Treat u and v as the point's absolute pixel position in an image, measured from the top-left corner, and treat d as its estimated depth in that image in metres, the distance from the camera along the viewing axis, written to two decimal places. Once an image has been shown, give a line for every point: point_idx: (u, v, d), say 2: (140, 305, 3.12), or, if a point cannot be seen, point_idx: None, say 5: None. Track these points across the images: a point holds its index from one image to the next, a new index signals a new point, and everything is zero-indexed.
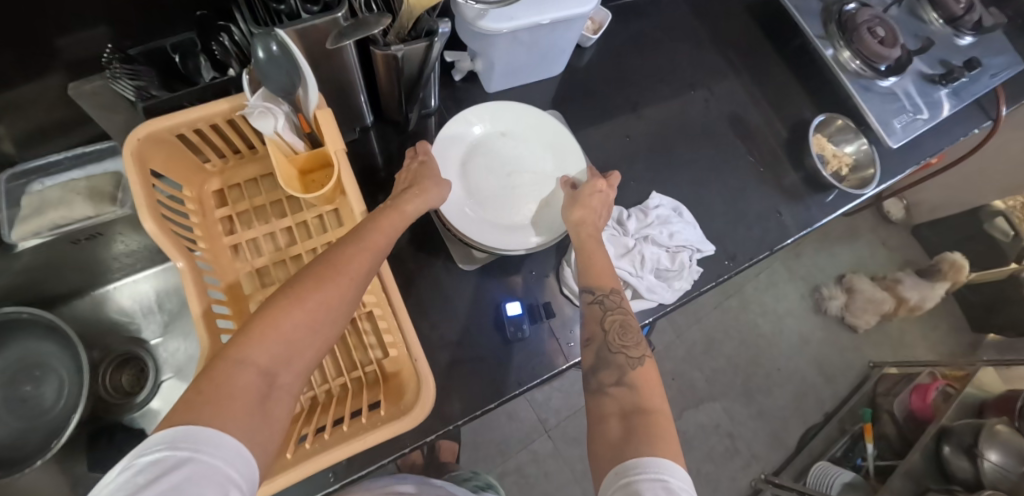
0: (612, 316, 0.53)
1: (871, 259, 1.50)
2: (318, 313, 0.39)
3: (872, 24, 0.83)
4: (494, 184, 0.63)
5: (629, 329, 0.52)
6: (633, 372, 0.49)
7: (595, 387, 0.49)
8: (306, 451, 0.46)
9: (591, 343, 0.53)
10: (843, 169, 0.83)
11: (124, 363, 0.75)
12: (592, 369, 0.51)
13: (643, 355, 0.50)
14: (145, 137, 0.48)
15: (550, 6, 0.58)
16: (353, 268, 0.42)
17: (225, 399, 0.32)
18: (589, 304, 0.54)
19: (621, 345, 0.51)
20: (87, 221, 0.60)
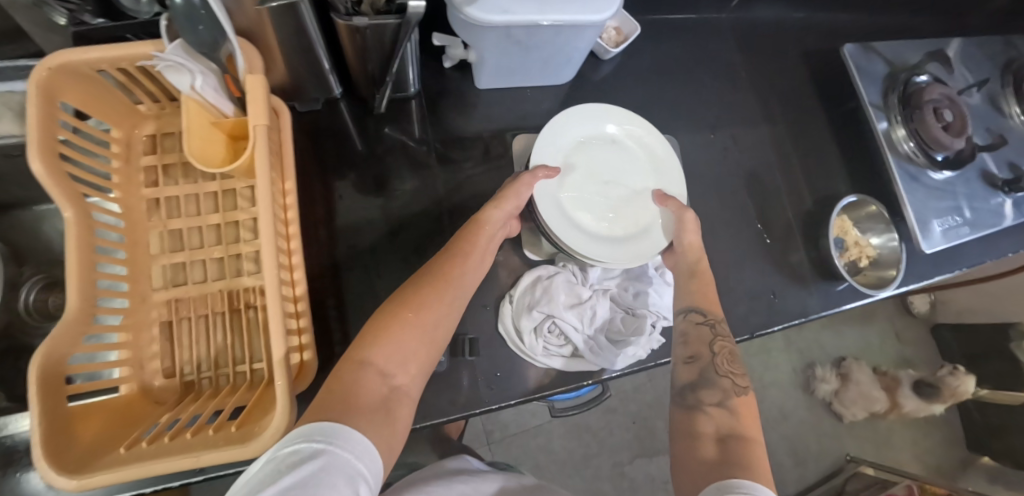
0: (721, 342, 0.51)
1: (880, 348, 1.38)
2: (420, 323, 0.43)
3: (940, 104, 0.72)
4: (589, 189, 0.59)
5: (737, 358, 0.50)
6: (736, 398, 0.47)
7: (691, 403, 0.47)
8: (140, 450, 0.41)
9: (695, 360, 0.50)
10: (862, 260, 0.72)
11: (51, 285, 0.71)
12: (691, 386, 0.48)
13: (748, 386, 0.48)
14: (58, 68, 0.43)
15: (555, 6, 0.50)
16: (448, 283, 0.47)
17: (351, 397, 0.36)
18: (698, 325, 0.53)
19: (729, 371, 0.49)
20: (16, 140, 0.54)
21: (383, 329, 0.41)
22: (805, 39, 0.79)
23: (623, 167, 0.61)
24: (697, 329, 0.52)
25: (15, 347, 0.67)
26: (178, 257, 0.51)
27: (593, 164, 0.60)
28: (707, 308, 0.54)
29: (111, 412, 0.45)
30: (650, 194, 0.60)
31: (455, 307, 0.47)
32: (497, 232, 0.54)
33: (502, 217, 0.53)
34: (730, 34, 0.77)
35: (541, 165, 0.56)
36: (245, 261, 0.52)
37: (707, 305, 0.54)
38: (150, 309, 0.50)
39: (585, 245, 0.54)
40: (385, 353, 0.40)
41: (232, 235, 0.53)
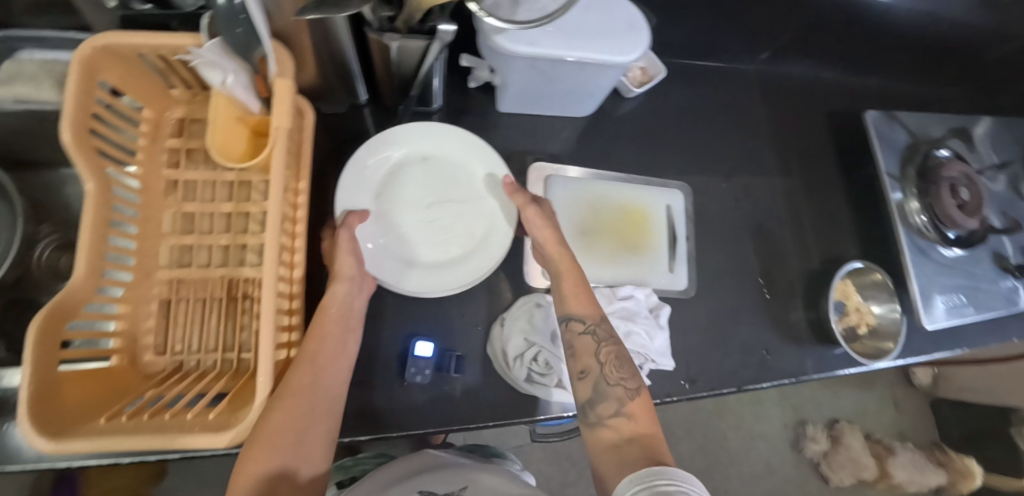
0: (606, 349, 0.51)
1: (876, 415, 1.35)
2: (287, 437, 0.42)
3: (958, 182, 0.71)
4: (422, 218, 0.57)
5: (624, 359, 0.50)
6: (631, 403, 0.47)
7: (592, 420, 0.47)
8: (119, 423, 0.42)
9: (586, 375, 0.49)
10: (861, 327, 0.72)
11: (67, 247, 0.74)
12: (588, 403, 0.48)
13: (640, 386, 0.49)
14: (101, 48, 0.45)
15: (581, 43, 0.52)
16: (309, 384, 0.45)
17: None
18: (580, 335, 0.52)
19: (619, 377, 0.49)
20: (54, 107, 0.57)
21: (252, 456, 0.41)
22: (829, 100, 0.80)
23: (442, 181, 0.58)
24: (580, 340, 0.52)
25: (25, 300, 0.69)
26: (187, 239, 0.53)
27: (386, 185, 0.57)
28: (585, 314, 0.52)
29: (100, 380, 0.46)
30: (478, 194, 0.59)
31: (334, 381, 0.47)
32: (349, 305, 0.51)
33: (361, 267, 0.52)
34: (754, 86, 0.77)
35: (348, 217, 0.52)
36: (249, 252, 0.53)
37: (581, 309, 0.53)
38: (153, 285, 0.52)
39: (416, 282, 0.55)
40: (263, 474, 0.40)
41: (242, 224, 0.54)
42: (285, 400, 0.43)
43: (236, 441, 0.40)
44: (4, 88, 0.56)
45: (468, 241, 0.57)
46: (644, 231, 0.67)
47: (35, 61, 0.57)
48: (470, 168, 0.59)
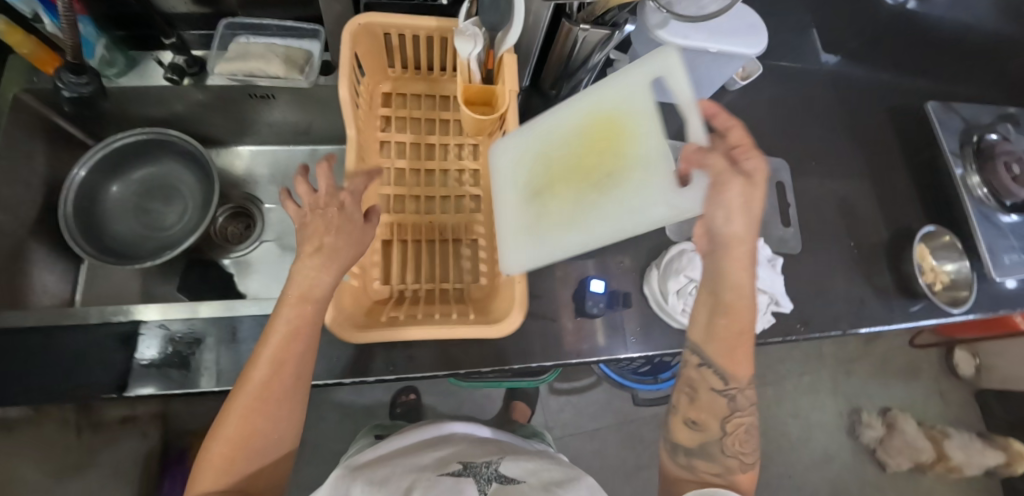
0: (738, 419, 0.57)
1: (925, 406, 1.42)
2: (266, 425, 0.48)
3: (1010, 159, 0.84)
4: None
5: (750, 436, 0.57)
6: (742, 475, 0.56)
7: (683, 463, 0.58)
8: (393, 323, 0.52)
9: (699, 424, 0.57)
10: (937, 284, 0.82)
11: (236, 215, 0.84)
12: (689, 449, 0.58)
13: (755, 462, 0.57)
14: (363, 26, 0.56)
15: (721, 39, 0.65)
16: (265, 385, 0.47)
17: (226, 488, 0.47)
18: (699, 368, 0.57)
19: (737, 452, 0.57)
20: (275, 80, 0.66)
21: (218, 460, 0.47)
22: (892, 95, 0.92)
23: None
24: (710, 396, 0.57)
25: (204, 262, 0.79)
26: (399, 190, 0.63)
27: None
28: (727, 375, 0.56)
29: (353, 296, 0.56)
30: None
31: (298, 368, 0.49)
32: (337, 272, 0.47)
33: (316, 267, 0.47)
34: (829, 83, 0.90)
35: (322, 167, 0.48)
36: (452, 202, 0.64)
37: (728, 370, 0.56)
38: (375, 227, 0.61)
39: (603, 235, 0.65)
40: (252, 456, 0.48)
41: (442, 180, 0.65)
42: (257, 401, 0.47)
43: (508, 331, 0.51)
44: (239, 63, 0.65)
45: None
46: None
47: (263, 44, 0.66)
48: None
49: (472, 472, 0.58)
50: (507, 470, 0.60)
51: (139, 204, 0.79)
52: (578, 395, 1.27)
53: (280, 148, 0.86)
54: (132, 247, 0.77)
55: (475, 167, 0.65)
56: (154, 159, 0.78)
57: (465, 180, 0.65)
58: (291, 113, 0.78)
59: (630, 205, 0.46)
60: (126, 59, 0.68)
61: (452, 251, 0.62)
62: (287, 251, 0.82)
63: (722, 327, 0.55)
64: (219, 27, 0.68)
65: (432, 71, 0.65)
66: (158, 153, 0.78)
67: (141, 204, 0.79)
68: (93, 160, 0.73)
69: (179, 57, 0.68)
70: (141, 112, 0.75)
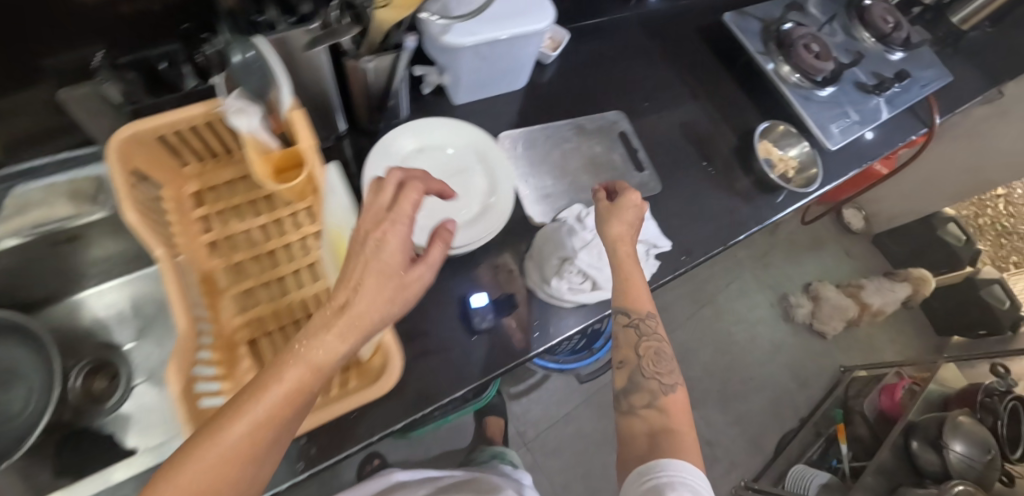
0: (647, 343, 0.60)
1: (836, 268, 1.56)
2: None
3: (807, 40, 0.91)
4: (432, 193, 0.62)
5: (662, 356, 0.60)
6: (664, 397, 0.57)
7: (626, 408, 0.58)
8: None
9: (625, 364, 0.60)
10: (789, 171, 0.89)
11: (97, 370, 0.75)
12: (625, 391, 0.59)
13: (675, 381, 0.58)
14: (129, 138, 0.50)
15: (509, 22, 0.65)
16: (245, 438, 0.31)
17: None
18: (624, 327, 0.60)
19: (654, 371, 0.59)
20: (68, 221, 0.63)
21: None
22: (695, 17, 0.98)
23: (441, 159, 0.64)
24: (625, 333, 0.60)
25: (78, 430, 0.71)
26: (245, 284, 0.59)
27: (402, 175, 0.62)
28: (629, 311, 0.59)
29: None
30: (474, 163, 0.64)
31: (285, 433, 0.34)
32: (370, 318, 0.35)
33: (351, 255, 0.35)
34: (637, 25, 0.94)
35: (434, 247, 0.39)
36: (305, 274, 0.60)
37: (627, 306, 0.60)
38: (233, 333, 0.56)
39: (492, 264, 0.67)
40: None
41: (287, 256, 0.61)
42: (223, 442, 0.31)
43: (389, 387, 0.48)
44: (19, 219, 0.61)
45: (480, 200, 0.63)
46: (602, 155, 0.80)
47: (38, 187, 0.62)
48: (459, 145, 0.65)
49: None
50: None
51: None
52: (537, 389, 1.27)
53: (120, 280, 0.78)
54: None
55: (315, 229, 0.61)
56: None
57: (310, 245, 0.61)
58: (110, 241, 0.70)
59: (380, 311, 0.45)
60: None
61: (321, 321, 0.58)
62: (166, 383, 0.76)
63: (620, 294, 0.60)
64: None
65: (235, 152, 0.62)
66: None
67: None
68: None
69: None
70: None
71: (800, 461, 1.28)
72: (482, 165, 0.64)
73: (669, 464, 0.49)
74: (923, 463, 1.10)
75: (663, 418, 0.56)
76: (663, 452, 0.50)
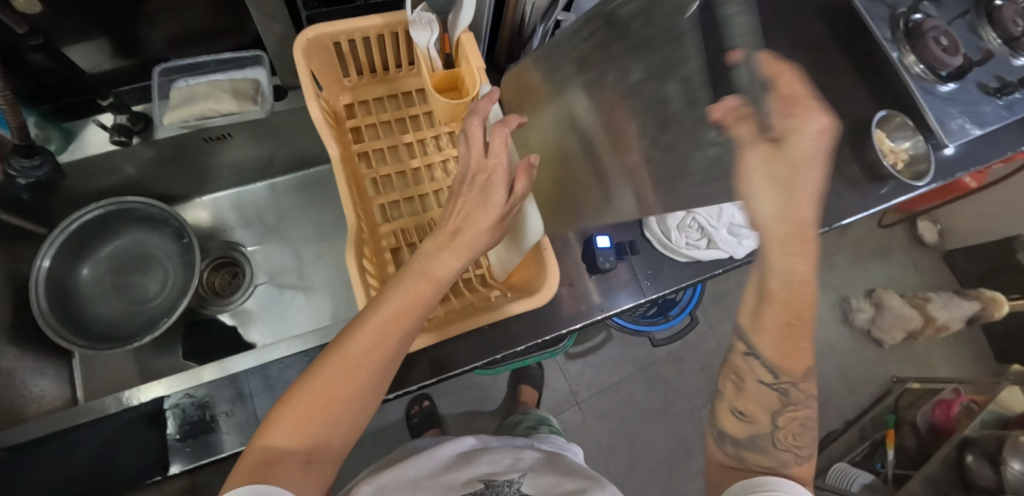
0: (790, 412, 0.48)
1: (902, 279, 1.53)
2: (374, 355, 0.40)
3: (937, 33, 0.89)
4: None
5: (807, 431, 0.48)
6: (795, 469, 0.47)
7: (741, 457, 0.49)
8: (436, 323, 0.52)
9: (745, 416, 0.49)
10: (898, 163, 0.88)
11: (221, 266, 0.81)
12: (748, 439, 0.49)
13: (811, 455, 0.48)
14: (311, 40, 0.54)
15: None
16: (390, 308, 0.41)
17: (331, 402, 0.39)
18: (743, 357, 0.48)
19: (790, 444, 0.48)
20: (230, 117, 0.64)
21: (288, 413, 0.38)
22: None
23: None
24: (760, 387, 0.48)
25: (204, 319, 0.77)
26: (391, 196, 0.62)
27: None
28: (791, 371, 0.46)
29: None
30: None
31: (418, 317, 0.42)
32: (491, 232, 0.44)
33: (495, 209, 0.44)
34: None
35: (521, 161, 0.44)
36: (444, 195, 0.63)
37: (782, 364, 0.46)
38: (380, 238, 0.60)
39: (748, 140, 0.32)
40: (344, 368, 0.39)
41: (428, 176, 0.64)
42: (405, 301, 0.42)
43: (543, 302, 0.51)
44: (188, 109, 0.63)
45: None
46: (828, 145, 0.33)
47: (204, 83, 0.65)
48: None
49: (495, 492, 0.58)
50: (530, 489, 0.59)
51: (115, 283, 0.75)
52: (594, 354, 1.31)
53: (245, 187, 0.83)
54: (122, 326, 0.73)
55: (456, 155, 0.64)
56: (118, 231, 0.74)
57: (450, 169, 0.64)
58: (251, 149, 0.75)
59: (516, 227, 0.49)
60: (63, 133, 0.63)
61: None
62: (284, 287, 0.80)
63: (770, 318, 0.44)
64: (154, 75, 0.66)
65: (389, 71, 0.64)
66: (124, 225, 0.74)
67: (117, 282, 0.75)
68: (54, 248, 0.68)
69: (121, 117, 0.64)
70: (96, 187, 0.71)
71: (842, 460, 1.30)
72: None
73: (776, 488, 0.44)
74: (974, 476, 1.10)
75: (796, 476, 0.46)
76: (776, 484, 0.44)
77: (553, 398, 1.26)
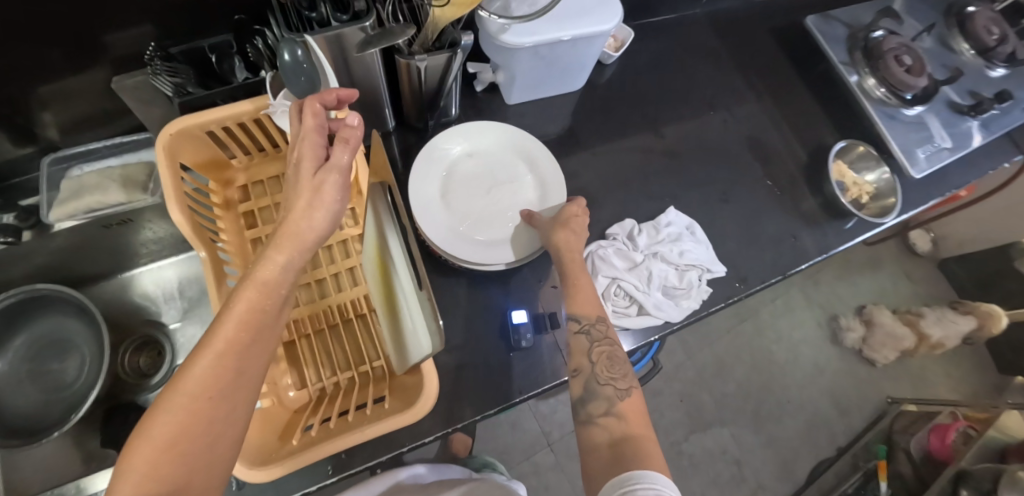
0: (600, 347, 0.53)
1: (894, 292, 1.45)
2: (225, 372, 0.35)
3: (899, 51, 0.82)
4: (479, 205, 0.60)
5: (617, 360, 0.52)
6: (620, 403, 0.49)
7: (583, 417, 0.49)
8: (310, 439, 0.47)
9: (578, 373, 0.52)
10: (863, 197, 0.81)
11: (143, 346, 0.77)
12: (580, 400, 0.50)
13: (630, 386, 0.51)
14: (176, 133, 0.50)
15: (572, 22, 0.60)
16: (222, 324, 0.36)
17: (184, 446, 0.33)
18: (575, 333, 0.54)
19: (608, 375, 0.51)
20: (119, 208, 0.61)
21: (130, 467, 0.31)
22: (773, 18, 0.90)
23: (491, 171, 0.63)
24: (573, 338, 0.54)
25: (121, 405, 0.73)
26: None
27: (441, 195, 0.60)
28: (580, 314, 0.54)
29: (266, 422, 0.50)
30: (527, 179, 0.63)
31: (264, 316, 0.38)
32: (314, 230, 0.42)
33: (311, 206, 0.41)
34: (707, 25, 0.87)
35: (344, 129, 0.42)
36: (344, 278, 0.59)
37: (580, 311, 0.54)
38: None
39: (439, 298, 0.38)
40: (190, 408, 0.34)
41: (327, 258, 0.60)
42: (235, 315, 0.37)
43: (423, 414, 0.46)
44: (73, 203, 0.60)
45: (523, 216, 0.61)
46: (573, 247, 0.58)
47: (94, 172, 0.62)
48: (510, 161, 0.64)
49: None
50: None
51: (32, 371, 0.73)
52: (566, 391, 1.26)
53: (167, 260, 0.80)
54: (36, 419, 0.70)
55: (357, 232, 0.60)
56: (32, 317, 0.71)
57: (352, 249, 0.60)
58: (161, 226, 0.71)
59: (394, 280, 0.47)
60: None
61: (363, 329, 0.58)
62: None
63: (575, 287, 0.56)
64: (41, 165, 0.62)
65: (282, 148, 0.60)
66: (38, 311, 0.71)
67: (34, 370, 0.73)
68: None
69: (8, 216, 0.61)
70: (4, 276, 0.69)
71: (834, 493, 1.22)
72: (532, 174, 0.63)
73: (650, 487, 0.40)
74: None
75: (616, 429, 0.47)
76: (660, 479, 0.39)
77: (524, 439, 1.22)
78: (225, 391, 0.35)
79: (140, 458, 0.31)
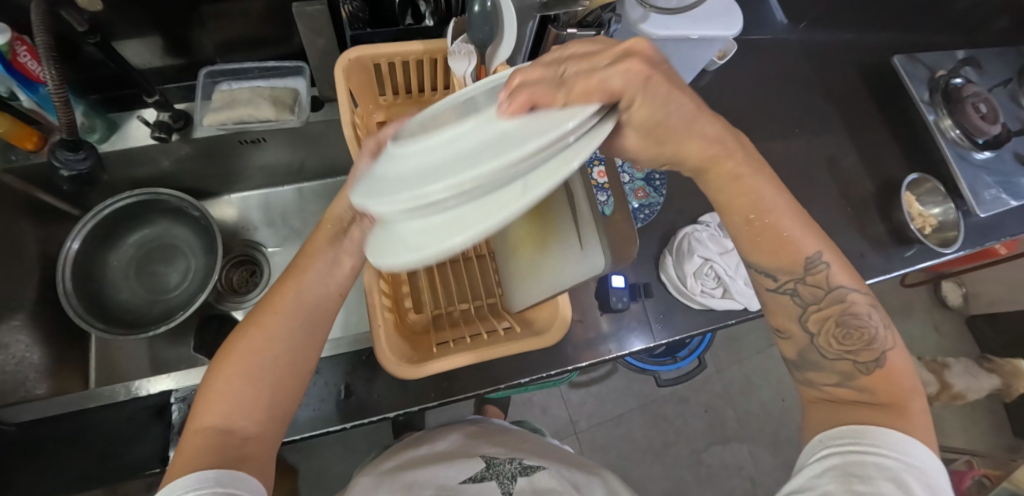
0: (818, 313, 0.45)
1: (922, 340, 1.49)
2: (292, 324, 0.44)
3: (977, 99, 0.88)
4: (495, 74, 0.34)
5: (852, 331, 0.44)
6: (863, 377, 0.43)
7: (804, 380, 0.47)
8: (448, 349, 0.53)
9: (791, 339, 0.47)
10: (927, 227, 0.86)
11: (240, 264, 0.83)
12: (796, 366, 0.48)
13: (879, 357, 0.43)
14: (354, 59, 0.56)
15: (702, 24, 0.65)
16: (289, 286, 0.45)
17: (247, 385, 0.41)
18: (775, 294, 0.47)
19: (845, 348, 0.44)
20: (268, 124, 0.66)
21: (213, 394, 0.40)
22: (859, 55, 0.96)
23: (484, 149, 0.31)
24: (773, 298, 0.47)
25: (219, 314, 0.76)
26: None
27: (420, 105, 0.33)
28: (777, 271, 0.46)
29: (401, 332, 0.55)
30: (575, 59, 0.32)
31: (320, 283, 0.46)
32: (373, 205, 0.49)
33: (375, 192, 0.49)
34: (799, 51, 0.93)
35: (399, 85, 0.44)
36: None
37: (774, 265, 0.46)
38: None
39: (627, 227, 0.42)
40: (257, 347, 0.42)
41: None
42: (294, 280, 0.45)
43: (554, 341, 0.52)
44: (227, 113, 0.65)
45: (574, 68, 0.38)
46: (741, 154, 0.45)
47: (250, 88, 0.67)
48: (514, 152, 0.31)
49: (496, 471, 0.53)
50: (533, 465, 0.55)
51: (137, 270, 0.77)
52: (597, 384, 1.30)
53: (269, 190, 0.85)
54: (136, 314, 0.75)
55: None
56: (147, 220, 0.76)
57: None
58: (281, 154, 0.76)
59: (560, 220, 0.49)
60: (106, 123, 0.65)
61: (480, 268, 0.63)
62: None
63: (743, 222, 0.46)
64: (200, 76, 0.69)
65: (425, 94, 0.66)
66: (152, 215, 0.76)
67: (140, 269, 0.77)
68: (85, 231, 0.70)
69: (162, 114, 0.66)
70: (131, 177, 0.73)
71: None
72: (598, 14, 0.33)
73: (880, 437, 0.38)
74: None
75: (878, 407, 0.41)
76: (856, 420, 0.41)
77: (549, 425, 1.25)
78: (287, 343, 0.43)
79: (219, 386, 0.40)
